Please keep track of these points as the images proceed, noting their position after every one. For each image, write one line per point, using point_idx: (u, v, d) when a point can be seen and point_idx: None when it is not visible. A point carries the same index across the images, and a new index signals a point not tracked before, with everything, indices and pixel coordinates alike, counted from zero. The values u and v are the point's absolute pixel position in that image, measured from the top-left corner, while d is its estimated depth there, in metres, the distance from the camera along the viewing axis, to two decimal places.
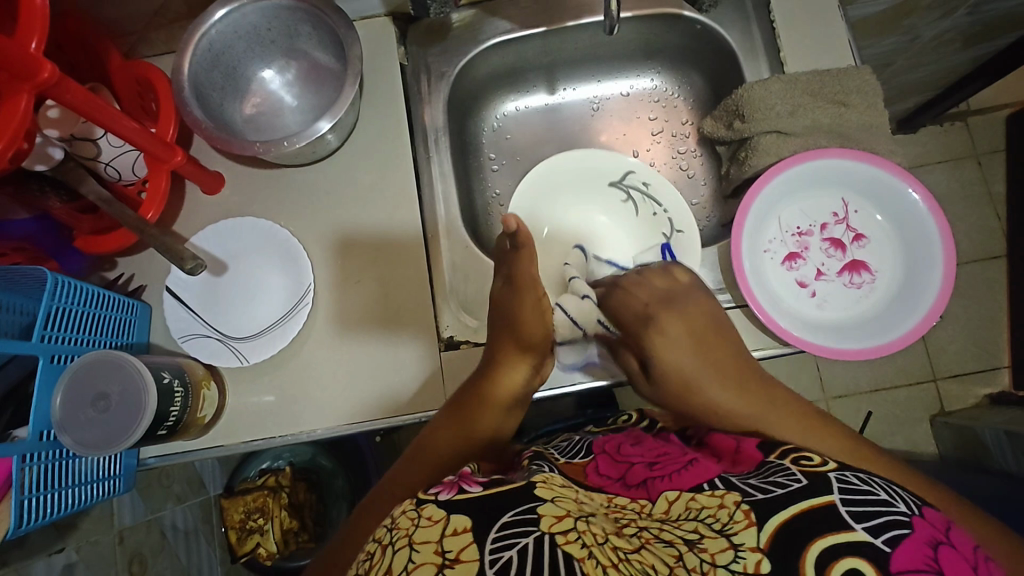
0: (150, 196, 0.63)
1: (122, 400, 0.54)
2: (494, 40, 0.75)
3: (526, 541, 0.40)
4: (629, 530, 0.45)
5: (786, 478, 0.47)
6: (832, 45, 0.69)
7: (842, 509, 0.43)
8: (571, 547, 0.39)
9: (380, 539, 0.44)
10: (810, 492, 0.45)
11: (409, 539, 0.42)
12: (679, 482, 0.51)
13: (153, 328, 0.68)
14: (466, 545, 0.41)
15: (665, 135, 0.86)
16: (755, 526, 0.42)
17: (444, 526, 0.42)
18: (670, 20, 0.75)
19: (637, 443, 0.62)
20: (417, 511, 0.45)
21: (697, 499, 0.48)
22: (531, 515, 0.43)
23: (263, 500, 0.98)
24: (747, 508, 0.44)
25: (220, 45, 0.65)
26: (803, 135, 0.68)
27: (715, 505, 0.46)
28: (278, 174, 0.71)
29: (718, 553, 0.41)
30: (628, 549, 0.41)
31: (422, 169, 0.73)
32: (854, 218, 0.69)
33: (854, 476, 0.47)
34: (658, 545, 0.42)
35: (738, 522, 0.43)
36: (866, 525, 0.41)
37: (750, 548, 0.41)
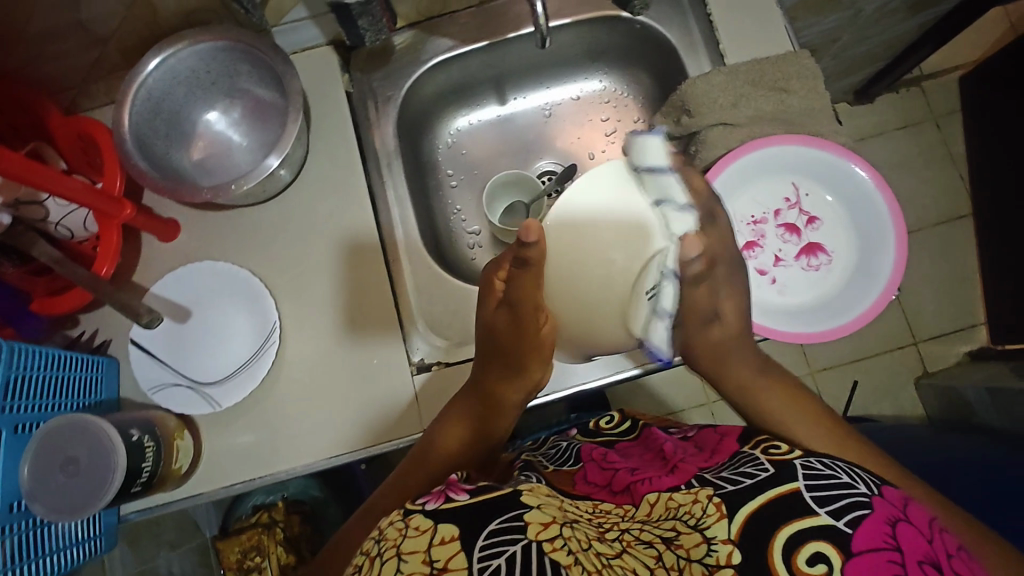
0: (103, 251, 0.62)
1: (90, 461, 0.53)
2: (437, 58, 0.75)
3: (513, 549, 0.39)
4: (612, 534, 0.45)
5: (754, 467, 0.48)
6: (768, 33, 0.70)
7: (805, 496, 0.43)
8: (558, 554, 0.39)
9: (369, 551, 0.43)
10: (772, 481, 0.45)
11: (397, 550, 0.41)
12: (659, 485, 0.50)
13: (121, 383, 0.67)
14: (454, 554, 0.40)
15: (619, 135, 0.86)
16: (726, 518, 0.43)
17: (431, 536, 0.41)
18: (609, 22, 0.76)
19: (626, 451, 0.60)
20: (405, 521, 0.44)
21: (673, 498, 0.48)
22: (519, 522, 0.42)
23: (257, 538, 0.97)
24: (719, 500, 0.45)
25: (159, 92, 0.65)
26: (748, 124, 0.69)
27: (689, 501, 0.46)
28: (234, 215, 0.70)
29: (692, 549, 0.42)
30: (611, 554, 0.41)
31: (377, 194, 0.73)
32: (805, 201, 0.70)
33: (817, 461, 0.47)
34: (639, 548, 0.43)
35: (710, 516, 0.44)
36: (829, 509, 0.42)
37: (721, 539, 0.42)
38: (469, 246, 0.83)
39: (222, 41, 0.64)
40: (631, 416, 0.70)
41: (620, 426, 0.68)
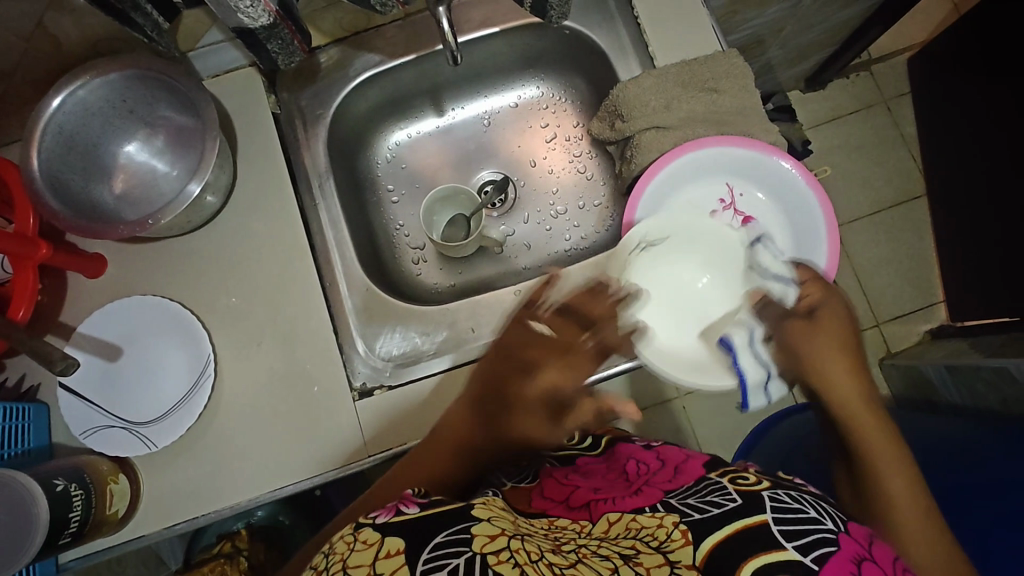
0: (18, 294, 0.60)
1: (11, 516, 0.52)
2: (365, 73, 0.74)
3: (457, 562, 0.39)
4: (568, 546, 0.44)
5: (721, 496, 0.46)
6: (696, 34, 0.70)
7: (773, 529, 0.42)
8: (503, 567, 0.39)
9: (317, 566, 0.42)
10: (739, 512, 0.44)
11: (343, 563, 0.40)
12: (622, 506, 0.49)
13: (53, 429, 0.65)
14: (397, 568, 0.39)
15: (559, 140, 0.85)
16: (690, 545, 0.43)
17: (378, 549, 0.41)
18: (538, 29, 0.75)
19: (587, 470, 0.58)
20: (354, 535, 0.43)
21: (636, 520, 0.47)
22: (465, 535, 0.42)
23: (219, 570, 0.94)
24: (684, 527, 0.44)
25: (70, 127, 0.62)
26: (682, 126, 0.69)
27: (653, 525, 0.45)
28: (162, 247, 0.68)
29: (653, 567, 0.41)
30: (563, 565, 0.41)
31: (311, 216, 0.71)
32: (739, 202, 0.69)
33: (786, 493, 0.46)
34: (596, 559, 0.42)
35: (674, 541, 0.43)
36: (796, 543, 0.41)
37: (684, 565, 0.41)
38: (415, 261, 0.82)
39: (132, 69, 0.63)
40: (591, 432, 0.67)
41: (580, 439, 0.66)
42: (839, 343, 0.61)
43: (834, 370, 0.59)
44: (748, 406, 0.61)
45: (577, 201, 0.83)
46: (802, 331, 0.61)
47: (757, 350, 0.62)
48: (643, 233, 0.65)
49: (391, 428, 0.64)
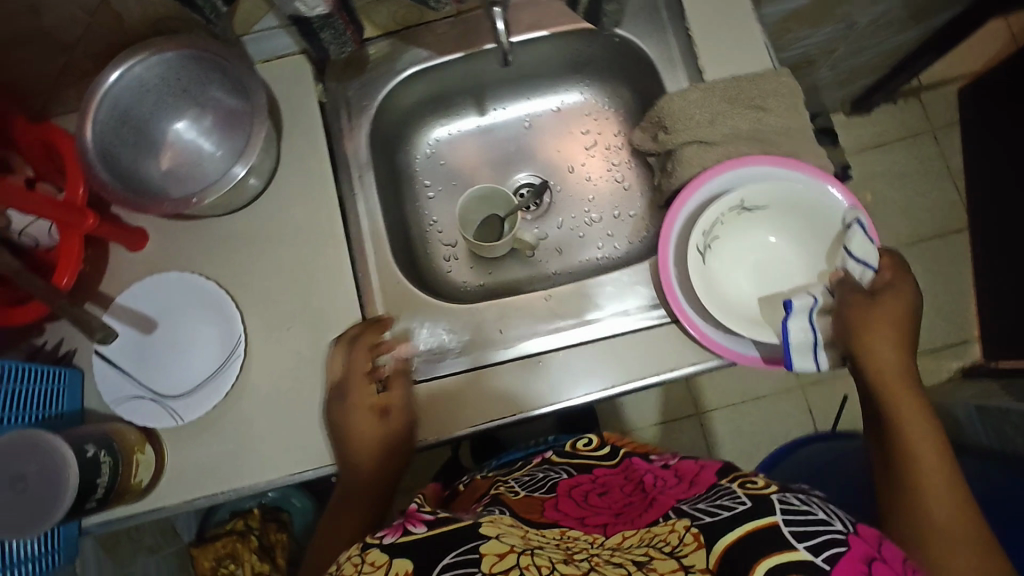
0: (64, 260, 0.61)
1: (39, 479, 0.53)
2: (412, 68, 0.74)
3: None
4: (580, 555, 0.42)
5: (732, 500, 0.45)
6: (747, 50, 0.70)
7: (783, 530, 0.41)
8: None
9: None
10: (749, 515, 0.43)
11: None
12: (638, 523, 0.48)
13: (86, 394, 0.67)
14: None
15: (599, 148, 0.84)
16: (704, 549, 0.41)
17: (386, 572, 0.40)
18: (586, 35, 0.75)
19: (603, 485, 0.57)
20: (361, 556, 0.42)
21: (650, 531, 0.46)
22: (474, 555, 0.40)
23: (231, 547, 0.97)
24: (697, 531, 0.43)
25: (125, 102, 0.64)
26: (724, 143, 0.67)
27: (665, 531, 0.45)
28: (202, 224, 0.70)
29: (668, 572, 0.40)
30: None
31: (349, 205, 0.72)
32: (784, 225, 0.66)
33: (794, 496, 0.45)
34: (608, 567, 0.40)
35: (687, 545, 0.42)
36: (807, 544, 0.40)
37: (699, 570, 0.40)
38: (446, 258, 0.82)
39: (188, 50, 0.64)
40: (609, 440, 0.67)
41: (599, 450, 0.64)
42: (901, 328, 0.57)
43: (885, 355, 0.56)
44: (791, 366, 0.57)
45: (612, 210, 0.82)
46: (866, 312, 0.57)
47: (813, 320, 0.58)
48: (738, 195, 0.64)
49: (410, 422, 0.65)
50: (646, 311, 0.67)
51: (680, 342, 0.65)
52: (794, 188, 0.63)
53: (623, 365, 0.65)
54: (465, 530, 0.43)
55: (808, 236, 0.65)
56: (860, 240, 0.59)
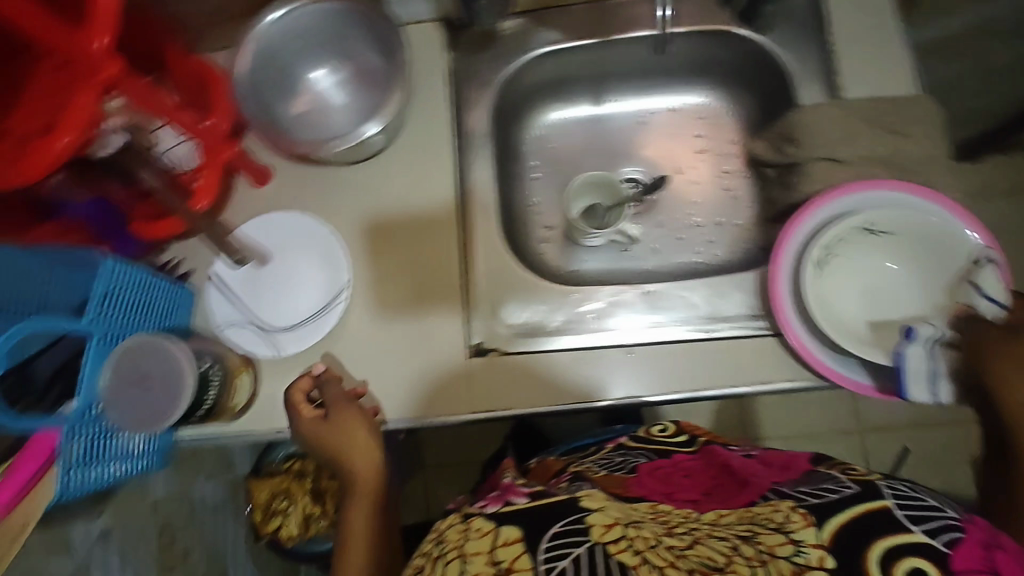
0: (202, 186, 0.67)
1: (163, 382, 0.58)
2: (543, 49, 0.75)
3: (577, 552, 0.38)
4: (680, 528, 0.43)
5: (836, 484, 0.45)
6: (891, 74, 0.68)
7: (896, 513, 0.41)
8: (624, 556, 0.37)
9: (429, 553, 0.42)
10: (860, 497, 0.43)
11: (460, 551, 0.39)
12: (732, 503, 0.47)
13: (195, 313, 0.70)
14: (520, 555, 0.38)
15: (710, 153, 0.83)
16: (814, 525, 0.41)
17: (495, 538, 0.40)
18: (723, 38, 0.74)
19: (687, 468, 0.55)
20: (465, 524, 0.42)
21: (750, 509, 0.45)
22: (581, 524, 0.40)
23: (287, 484, 1.05)
24: (804, 510, 0.43)
25: (275, 45, 0.67)
26: (856, 164, 0.66)
27: (767, 509, 0.44)
28: (325, 171, 0.73)
29: (777, 546, 0.40)
30: (682, 547, 0.40)
31: (464, 173, 0.73)
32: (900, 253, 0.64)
33: (901, 483, 0.44)
34: (713, 540, 0.41)
35: (795, 522, 0.42)
36: (923, 527, 0.39)
37: (811, 543, 0.40)
38: (541, 240, 0.83)
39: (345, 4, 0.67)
40: (688, 429, 0.66)
41: (675, 437, 0.64)
42: None
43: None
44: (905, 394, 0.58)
45: (717, 217, 0.81)
46: (1001, 345, 0.54)
47: (935, 352, 0.58)
48: (864, 216, 0.62)
49: (495, 390, 0.66)
50: (748, 322, 0.67)
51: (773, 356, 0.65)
52: (922, 216, 0.61)
53: (713, 371, 0.65)
54: (573, 498, 0.43)
55: (927, 269, 0.63)
56: (991, 279, 0.58)
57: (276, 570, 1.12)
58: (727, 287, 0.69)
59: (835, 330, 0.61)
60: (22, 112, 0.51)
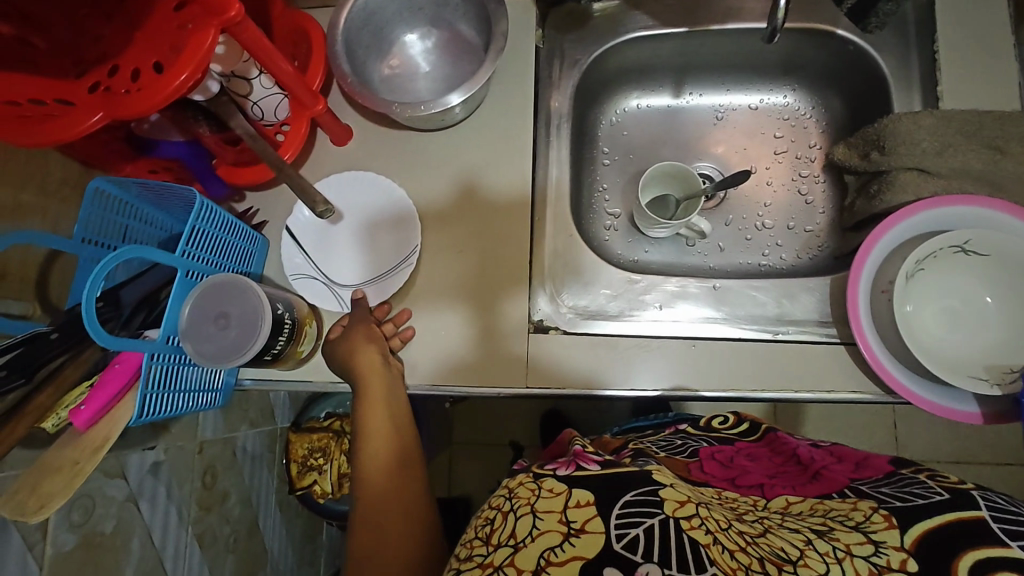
0: (290, 140, 0.69)
1: (241, 319, 0.59)
2: (633, 34, 0.75)
3: (650, 522, 0.38)
4: (750, 516, 0.44)
5: (925, 489, 0.45)
6: (996, 88, 0.65)
7: (991, 524, 0.39)
8: (696, 533, 0.37)
9: (498, 507, 0.42)
10: (951, 505, 0.42)
11: (531, 507, 0.40)
12: (800, 491, 0.50)
13: (267, 263, 0.73)
14: (591, 518, 0.38)
15: (788, 155, 0.82)
16: (897, 529, 0.41)
17: (567, 499, 0.40)
18: (820, 37, 0.72)
19: (750, 455, 0.58)
20: (536, 483, 0.42)
21: (825, 504, 0.47)
22: (655, 497, 0.40)
23: (325, 442, 1.08)
24: (887, 513, 0.43)
25: (374, 6, 0.68)
26: (946, 177, 0.64)
27: (846, 508, 0.45)
28: (404, 135, 0.74)
29: (855, 546, 0.40)
30: (754, 534, 0.41)
31: (540, 151, 0.73)
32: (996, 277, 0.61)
33: (998, 496, 0.43)
34: (785, 531, 0.42)
35: (876, 522, 0.42)
36: (1022, 543, 0.38)
37: (892, 546, 0.40)
38: (606, 227, 0.82)
39: None
40: (747, 419, 0.67)
41: (737, 427, 0.65)
42: None
43: None
44: None
45: (788, 220, 0.80)
46: None
47: None
48: (965, 236, 0.59)
49: (549, 368, 0.66)
50: (817, 327, 0.66)
51: (836, 364, 0.64)
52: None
53: (775, 372, 0.64)
54: (639, 472, 0.43)
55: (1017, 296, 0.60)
56: None
57: (302, 524, 1.15)
58: (797, 291, 0.67)
59: (921, 352, 0.58)
60: (137, 45, 0.53)
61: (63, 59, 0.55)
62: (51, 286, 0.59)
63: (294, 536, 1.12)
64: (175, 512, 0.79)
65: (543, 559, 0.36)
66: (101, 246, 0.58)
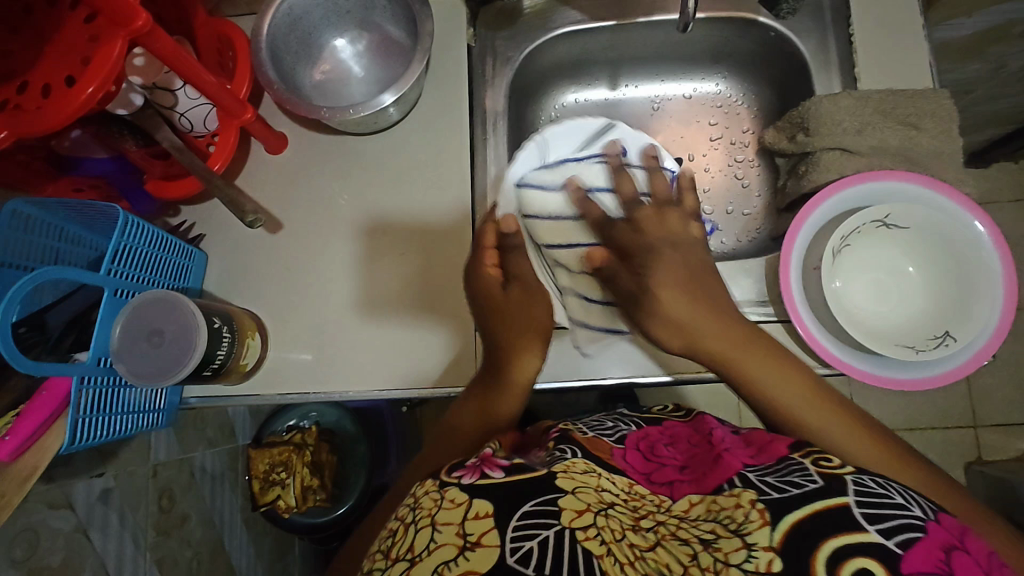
0: (219, 148, 0.67)
1: (175, 336, 0.58)
2: (563, 29, 0.76)
3: (545, 534, 0.40)
4: (646, 523, 0.46)
5: (802, 477, 0.47)
6: (909, 66, 0.68)
7: (853, 510, 0.43)
8: (590, 543, 0.40)
9: (403, 516, 0.44)
10: (818, 494, 0.44)
11: (431, 519, 0.41)
12: (702, 485, 0.51)
13: (206, 277, 0.72)
14: (488, 530, 0.40)
15: (723, 142, 0.84)
16: (769, 525, 0.43)
17: (466, 509, 0.42)
18: (744, 26, 0.74)
19: (672, 443, 0.60)
20: (439, 493, 0.44)
21: (717, 501, 0.48)
22: (552, 507, 0.42)
23: (287, 455, 1.07)
24: (763, 508, 0.44)
25: (299, 11, 0.67)
26: (868, 155, 0.66)
27: (731, 505, 0.46)
28: (342, 140, 0.73)
29: (731, 553, 0.41)
30: (644, 547, 0.42)
31: (478, 150, 0.74)
32: (920, 249, 0.64)
33: (871, 479, 0.46)
34: (675, 543, 0.43)
35: (752, 522, 0.43)
36: (878, 527, 0.41)
37: (763, 547, 0.41)
38: None
39: None
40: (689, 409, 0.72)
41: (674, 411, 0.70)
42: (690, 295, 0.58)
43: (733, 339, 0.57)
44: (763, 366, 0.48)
45: (727, 205, 0.82)
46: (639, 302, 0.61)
47: None
48: (885, 210, 0.62)
49: None
50: (756, 308, 0.67)
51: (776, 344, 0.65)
52: (951, 220, 0.61)
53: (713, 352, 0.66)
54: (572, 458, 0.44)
55: (942, 265, 0.62)
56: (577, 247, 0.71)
57: (271, 539, 1.13)
58: (736, 274, 0.68)
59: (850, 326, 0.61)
60: (47, 61, 0.52)
61: None
62: None
63: (263, 552, 1.10)
64: (131, 540, 0.76)
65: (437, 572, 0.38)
66: (20, 269, 0.55)
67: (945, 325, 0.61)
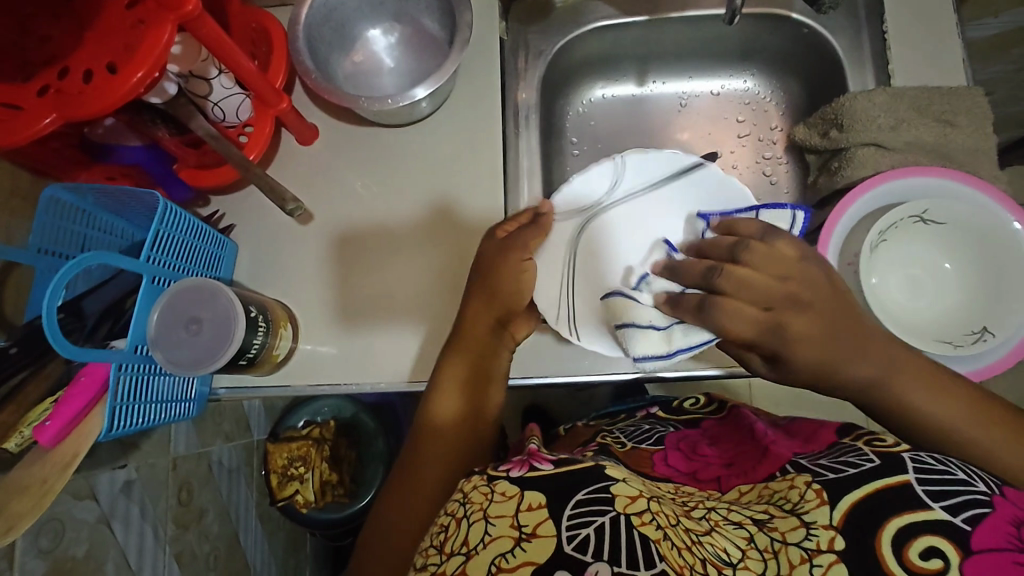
0: (255, 138, 0.68)
1: (213, 323, 0.58)
2: (596, 23, 0.76)
3: (601, 521, 0.40)
4: (698, 512, 0.46)
5: (858, 457, 0.46)
6: (944, 63, 0.68)
7: (916, 488, 0.42)
8: (646, 529, 0.40)
9: (454, 512, 0.42)
10: (875, 473, 0.44)
11: (483, 513, 0.41)
12: (751, 476, 0.53)
13: (237, 267, 0.71)
14: (542, 521, 0.40)
15: (751, 138, 0.84)
16: (827, 505, 0.44)
17: (518, 502, 0.41)
18: (776, 21, 0.75)
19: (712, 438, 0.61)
20: (489, 486, 0.42)
21: (768, 486, 0.49)
22: (606, 494, 0.41)
23: (306, 450, 1.09)
24: (819, 488, 0.45)
25: (335, 1, 0.67)
26: (903, 151, 0.66)
27: (785, 487, 0.48)
28: (373, 131, 0.73)
29: (789, 533, 0.43)
30: (699, 532, 0.43)
31: (509, 143, 0.74)
32: (957, 245, 0.63)
33: (928, 455, 0.44)
34: (729, 528, 0.44)
35: (810, 501, 0.44)
36: (943, 504, 0.40)
37: (822, 525, 0.43)
38: None
39: None
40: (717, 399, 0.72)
41: (705, 407, 0.70)
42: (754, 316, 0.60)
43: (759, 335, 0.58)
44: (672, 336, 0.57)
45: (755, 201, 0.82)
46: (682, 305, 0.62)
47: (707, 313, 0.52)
48: (923, 205, 0.61)
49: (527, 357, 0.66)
50: None
51: None
52: (989, 216, 0.61)
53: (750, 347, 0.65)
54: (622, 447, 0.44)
55: (979, 260, 0.63)
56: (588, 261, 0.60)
57: (284, 535, 1.12)
58: None
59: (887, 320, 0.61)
60: (90, 44, 0.51)
61: (7, 62, 0.53)
62: (6, 302, 0.54)
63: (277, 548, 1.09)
64: (151, 532, 0.75)
65: (494, 565, 0.38)
66: (58, 257, 0.55)
67: (982, 320, 0.61)
